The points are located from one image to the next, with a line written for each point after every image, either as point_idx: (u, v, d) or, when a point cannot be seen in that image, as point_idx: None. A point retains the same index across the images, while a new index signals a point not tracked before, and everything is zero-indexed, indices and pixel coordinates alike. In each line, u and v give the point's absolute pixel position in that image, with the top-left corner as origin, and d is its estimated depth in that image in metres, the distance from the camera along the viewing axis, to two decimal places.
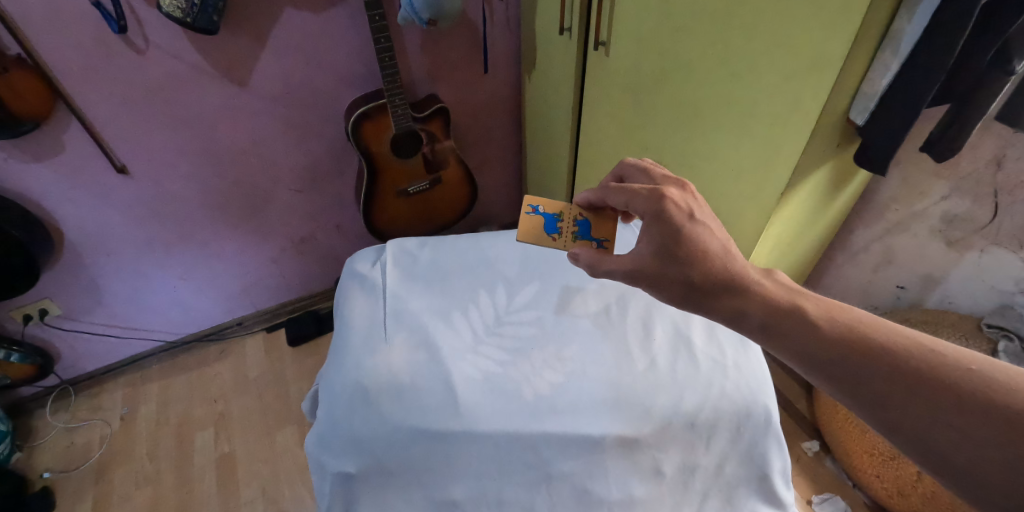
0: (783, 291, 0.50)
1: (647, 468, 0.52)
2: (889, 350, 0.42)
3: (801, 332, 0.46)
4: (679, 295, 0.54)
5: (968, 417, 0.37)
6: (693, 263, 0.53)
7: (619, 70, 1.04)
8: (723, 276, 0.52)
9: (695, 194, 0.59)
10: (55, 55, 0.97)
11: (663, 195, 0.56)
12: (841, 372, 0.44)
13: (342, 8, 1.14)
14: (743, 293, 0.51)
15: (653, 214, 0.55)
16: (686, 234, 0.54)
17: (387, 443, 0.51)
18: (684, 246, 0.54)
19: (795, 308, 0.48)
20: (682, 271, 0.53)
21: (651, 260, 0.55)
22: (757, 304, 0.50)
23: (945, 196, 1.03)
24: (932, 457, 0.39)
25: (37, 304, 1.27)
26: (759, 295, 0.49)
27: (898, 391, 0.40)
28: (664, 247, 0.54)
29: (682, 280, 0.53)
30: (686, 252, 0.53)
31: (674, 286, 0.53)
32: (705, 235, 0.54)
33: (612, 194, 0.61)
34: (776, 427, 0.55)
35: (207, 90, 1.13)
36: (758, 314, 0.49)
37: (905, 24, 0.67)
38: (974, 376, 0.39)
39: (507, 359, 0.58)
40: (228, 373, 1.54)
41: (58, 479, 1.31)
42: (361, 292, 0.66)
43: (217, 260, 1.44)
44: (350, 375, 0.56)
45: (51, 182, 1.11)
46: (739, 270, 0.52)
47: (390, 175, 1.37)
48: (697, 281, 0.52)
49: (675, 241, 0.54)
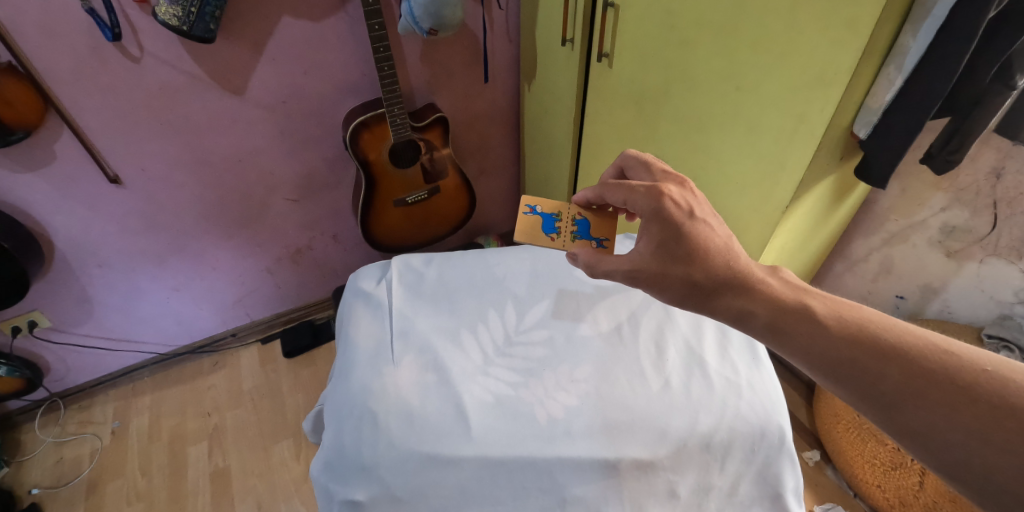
0: (790, 290, 0.49)
1: (662, 491, 0.51)
2: (903, 352, 0.41)
3: (809, 331, 0.45)
4: (685, 297, 0.53)
5: (986, 421, 0.36)
6: (695, 261, 0.52)
7: (622, 81, 1.04)
8: (727, 275, 0.51)
9: (695, 192, 0.58)
10: (48, 63, 0.95)
11: (662, 193, 0.55)
12: (851, 373, 0.43)
13: (342, 16, 1.13)
14: (749, 292, 0.50)
15: (652, 212, 0.54)
16: (687, 232, 0.54)
17: (396, 468, 0.49)
18: (685, 244, 0.53)
19: (803, 308, 0.47)
20: (686, 271, 0.52)
21: (653, 260, 0.54)
22: (764, 305, 0.49)
23: (944, 208, 1.03)
24: (947, 463, 0.38)
25: (26, 316, 1.24)
26: (766, 294, 0.49)
27: (914, 395, 0.39)
28: (667, 247, 0.54)
29: (684, 280, 0.52)
30: (688, 250, 0.53)
31: (676, 286, 0.53)
32: (707, 233, 0.53)
33: (610, 190, 0.60)
34: (791, 447, 0.55)
35: (204, 99, 1.12)
36: (764, 314, 0.48)
37: (910, 40, 0.66)
38: (991, 379, 0.38)
39: (518, 381, 0.57)
40: (222, 385, 1.51)
41: (47, 496, 1.28)
42: (366, 310, 0.64)
43: (212, 271, 1.41)
44: (357, 397, 0.55)
45: (42, 192, 1.08)
46: (743, 269, 0.51)
47: (389, 185, 1.36)
48: (701, 281, 0.52)
49: (675, 239, 0.53)
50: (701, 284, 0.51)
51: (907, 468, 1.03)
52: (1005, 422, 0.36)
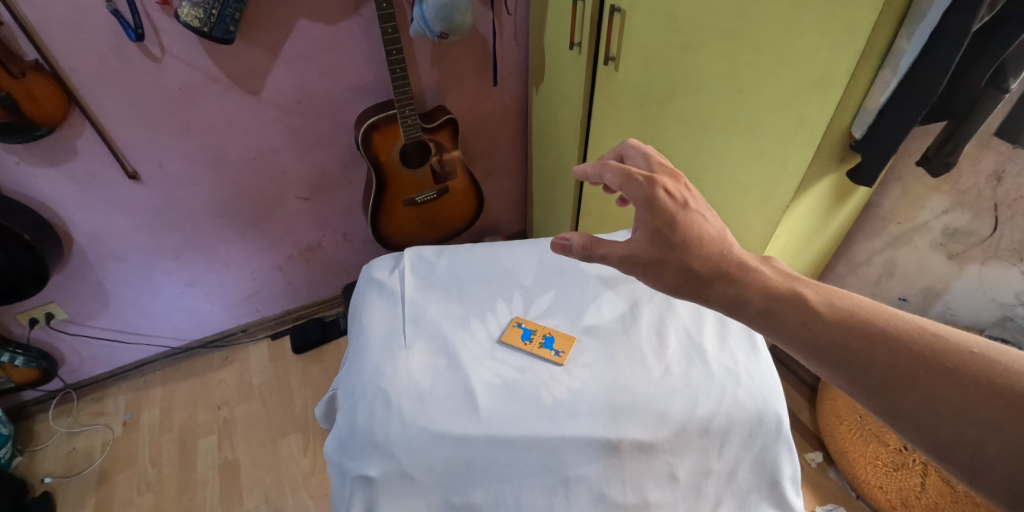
0: (782, 278, 0.51)
1: (662, 473, 0.54)
2: (891, 334, 0.43)
3: (799, 316, 0.47)
4: (680, 282, 0.54)
5: (971, 398, 0.38)
6: (689, 248, 0.54)
7: (628, 84, 1.07)
8: (720, 262, 0.53)
9: (689, 187, 0.60)
10: (73, 62, 0.98)
11: (657, 183, 0.58)
12: (841, 355, 0.44)
13: (357, 20, 1.17)
14: (741, 279, 0.51)
15: (645, 201, 0.57)
16: (678, 221, 0.56)
17: (408, 445, 0.52)
18: (680, 232, 0.55)
19: (795, 295, 0.49)
20: (681, 259, 0.54)
21: (648, 247, 0.56)
22: (757, 290, 0.50)
23: (945, 210, 1.05)
24: (935, 443, 0.39)
25: (44, 308, 1.28)
26: (758, 282, 0.50)
27: (902, 375, 0.41)
28: (660, 234, 0.56)
29: (679, 266, 0.54)
30: (681, 238, 0.55)
31: (671, 271, 0.54)
32: (701, 223, 0.56)
33: (609, 171, 0.61)
34: (787, 435, 0.56)
35: (221, 98, 1.15)
36: (757, 301, 0.50)
37: (904, 43, 0.69)
38: (976, 359, 0.40)
39: (524, 365, 0.59)
40: (232, 380, 1.54)
41: (59, 484, 1.30)
42: (379, 298, 0.67)
43: (224, 266, 1.44)
44: (371, 379, 0.57)
45: (63, 187, 1.12)
46: (737, 257, 0.53)
47: (399, 185, 1.39)
48: (696, 268, 0.53)
49: (670, 227, 0.56)
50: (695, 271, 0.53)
51: (909, 468, 1.04)
52: (989, 400, 0.37)
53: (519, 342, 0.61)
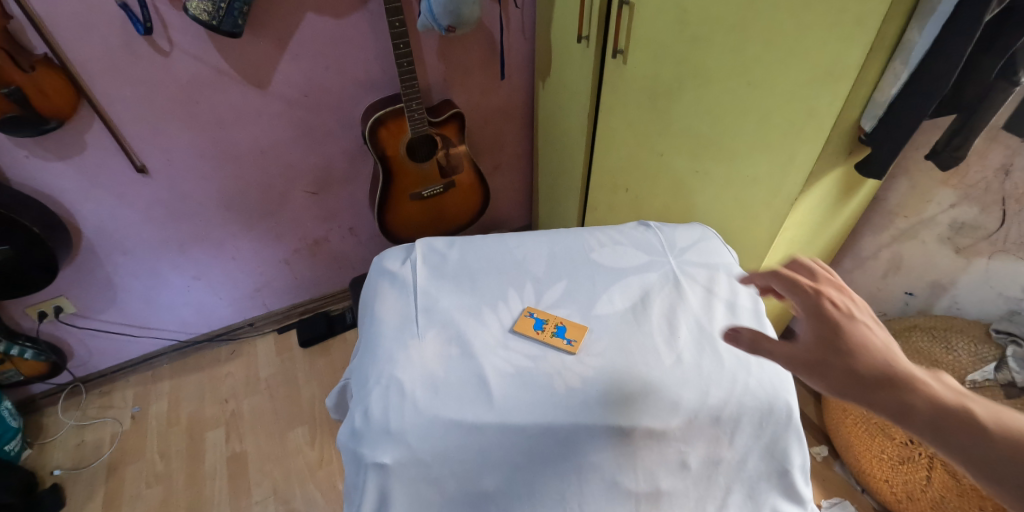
0: (950, 392, 0.43)
1: (673, 461, 0.54)
2: None
3: (976, 443, 0.40)
4: (839, 385, 0.46)
5: None
6: (855, 355, 0.47)
7: (636, 77, 1.07)
8: (884, 372, 0.46)
9: (857, 298, 0.53)
10: (82, 55, 0.99)
11: (822, 295, 0.52)
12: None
13: (363, 14, 1.17)
14: (909, 390, 0.44)
15: (809, 311, 0.51)
16: (845, 331, 0.49)
17: (422, 434, 0.52)
18: (844, 341, 0.49)
19: (965, 413, 0.41)
20: (846, 365, 0.47)
21: (805, 352, 0.49)
22: (924, 399, 0.43)
23: (953, 204, 1.04)
24: None
25: (53, 301, 1.28)
26: (926, 393, 0.43)
27: None
28: (823, 342, 0.49)
29: (843, 372, 0.47)
30: (845, 347, 0.48)
31: (834, 378, 0.47)
32: (869, 334, 0.49)
33: (773, 278, 0.56)
34: (797, 423, 0.57)
35: (229, 92, 1.15)
36: (927, 412, 0.42)
37: (915, 36, 0.68)
38: None
39: (537, 354, 0.59)
40: (239, 373, 1.55)
41: (69, 477, 1.31)
42: (391, 288, 0.67)
43: (231, 260, 1.45)
44: (384, 368, 0.57)
45: (72, 181, 1.12)
46: (904, 368, 0.45)
47: (405, 179, 1.39)
48: (862, 374, 0.46)
49: (836, 338, 0.49)
50: (860, 379, 0.46)
51: (915, 462, 1.04)
52: None
53: (531, 332, 0.61)
